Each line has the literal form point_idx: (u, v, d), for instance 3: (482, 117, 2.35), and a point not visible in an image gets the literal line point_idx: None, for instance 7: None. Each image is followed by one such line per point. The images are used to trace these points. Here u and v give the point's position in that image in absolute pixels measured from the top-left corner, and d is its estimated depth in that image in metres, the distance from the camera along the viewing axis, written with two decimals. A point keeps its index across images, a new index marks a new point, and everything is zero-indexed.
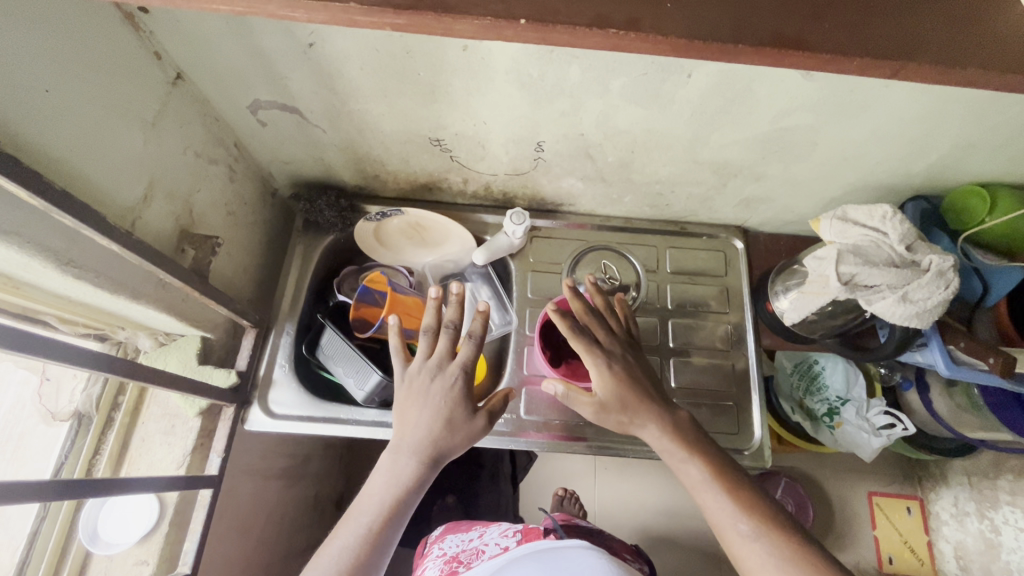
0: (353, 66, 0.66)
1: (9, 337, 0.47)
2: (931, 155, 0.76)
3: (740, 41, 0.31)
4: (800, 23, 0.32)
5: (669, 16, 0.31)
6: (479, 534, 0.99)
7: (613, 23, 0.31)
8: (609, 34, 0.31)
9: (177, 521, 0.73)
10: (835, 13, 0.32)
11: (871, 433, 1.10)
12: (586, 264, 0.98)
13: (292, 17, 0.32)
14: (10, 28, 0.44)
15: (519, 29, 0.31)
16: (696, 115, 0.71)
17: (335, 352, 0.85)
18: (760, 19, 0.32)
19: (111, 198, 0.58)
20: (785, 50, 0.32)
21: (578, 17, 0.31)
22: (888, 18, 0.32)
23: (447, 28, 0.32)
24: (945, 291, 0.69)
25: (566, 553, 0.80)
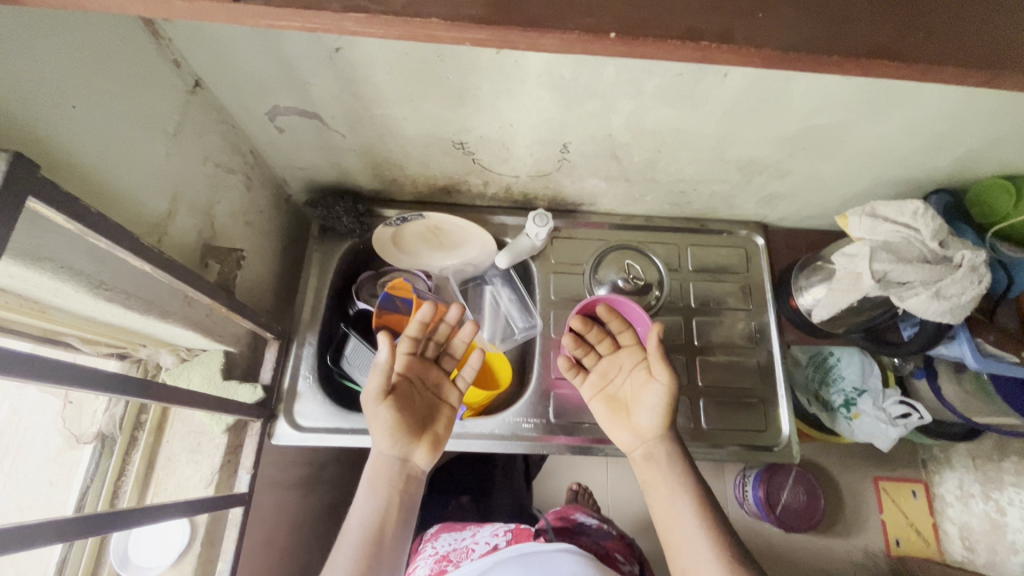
0: (380, 71, 0.64)
1: (47, 368, 0.45)
2: (958, 149, 0.76)
3: (835, 50, 0.30)
4: (898, 30, 0.31)
5: (764, 24, 0.30)
6: (472, 532, 0.98)
7: (706, 35, 0.30)
8: (701, 46, 0.30)
9: (208, 541, 0.72)
10: (932, 17, 0.31)
11: (888, 424, 1.11)
12: (609, 264, 0.95)
13: (365, 34, 0.31)
14: (38, 44, 0.42)
15: (610, 44, 0.30)
16: (728, 114, 0.70)
17: (360, 361, 0.83)
18: (856, 27, 0.31)
19: (138, 215, 0.55)
20: (881, 61, 0.31)
21: (669, 30, 0.30)
22: (978, 26, 0.31)
23: (529, 45, 0.30)
24: (978, 286, 0.70)
25: (550, 559, 0.79)
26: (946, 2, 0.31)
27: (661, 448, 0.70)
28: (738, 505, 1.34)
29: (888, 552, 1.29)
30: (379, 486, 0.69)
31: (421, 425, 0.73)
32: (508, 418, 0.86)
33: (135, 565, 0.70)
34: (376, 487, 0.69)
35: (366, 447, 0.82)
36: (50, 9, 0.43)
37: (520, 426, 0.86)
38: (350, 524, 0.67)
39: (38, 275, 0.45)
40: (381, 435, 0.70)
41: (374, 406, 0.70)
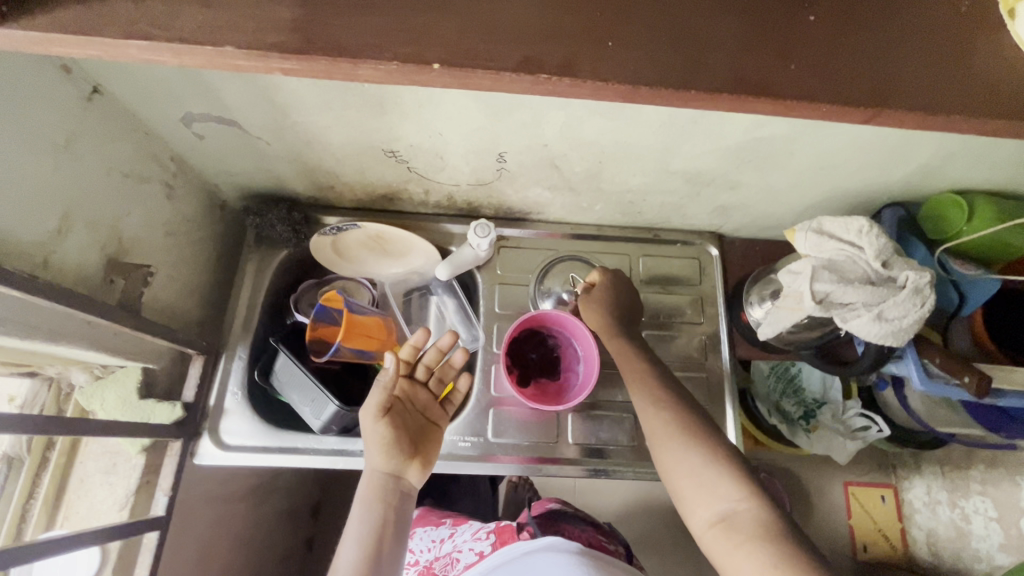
0: (290, 78, 0.60)
1: None
2: (909, 163, 0.73)
3: (691, 86, 0.30)
4: (762, 69, 0.31)
5: (616, 58, 0.30)
6: (450, 535, 0.95)
7: (544, 67, 0.29)
8: (541, 78, 0.30)
9: (122, 566, 0.69)
10: (796, 54, 0.32)
11: (846, 437, 1.12)
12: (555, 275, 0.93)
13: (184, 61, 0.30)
14: None
15: (433, 73, 0.30)
16: (664, 126, 0.67)
17: (289, 378, 0.80)
18: (713, 65, 0.31)
19: (16, 236, 0.52)
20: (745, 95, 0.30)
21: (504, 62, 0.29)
22: (821, 77, 0.32)
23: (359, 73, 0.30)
24: (921, 309, 0.67)
25: (537, 560, 0.75)
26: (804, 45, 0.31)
27: (650, 422, 0.70)
28: None
29: (854, 555, 1.26)
30: (373, 502, 0.67)
31: (416, 440, 0.72)
32: (446, 436, 0.84)
33: None
34: (368, 503, 0.66)
35: (294, 467, 0.79)
36: None
37: (458, 444, 0.83)
38: (345, 543, 0.64)
39: None
40: (374, 448, 0.69)
41: (371, 423, 0.69)
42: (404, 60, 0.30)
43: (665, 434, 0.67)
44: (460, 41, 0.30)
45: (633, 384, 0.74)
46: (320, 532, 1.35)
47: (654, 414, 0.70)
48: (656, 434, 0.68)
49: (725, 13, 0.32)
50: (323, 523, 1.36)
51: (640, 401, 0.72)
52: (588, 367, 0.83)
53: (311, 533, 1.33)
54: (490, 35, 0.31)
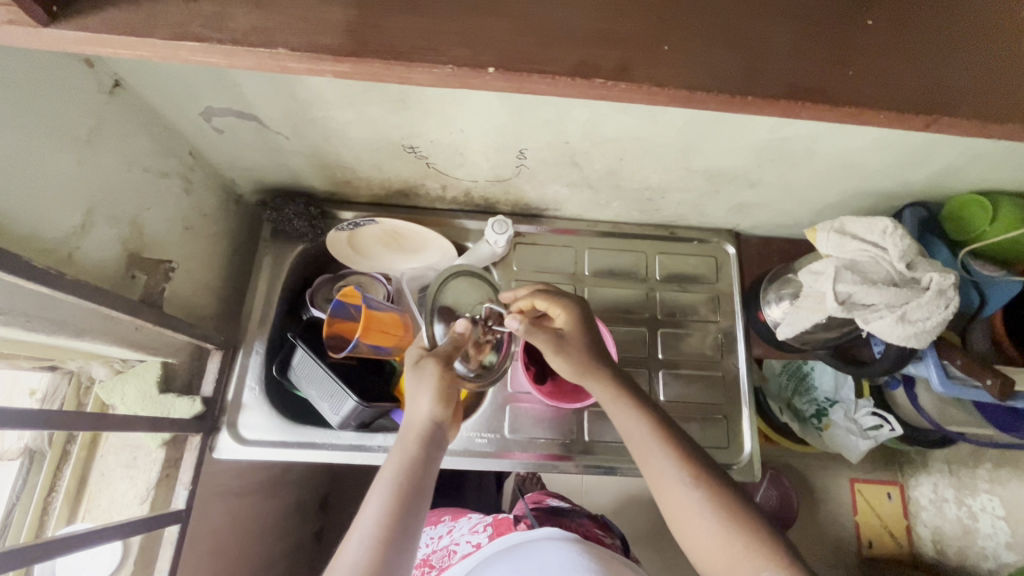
0: (314, 74, 0.60)
1: None
2: (935, 163, 0.72)
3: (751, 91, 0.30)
4: (819, 72, 0.31)
5: (672, 64, 0.30)
6: (449, 530, 0.97)
7: (603, 70, 0.30)
8: (599, 81, 0.30)
9: (144, 558, 0.70)
10: (857, 59, 0.31)
11: (859, 436, 1.09)
12: (450, 291, 0.76)
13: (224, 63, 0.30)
14: None
15: (492, 78, 0.29)
16: (688, 124, 0.66)
17: (308, 373, 0.80)
18: (774, 67, 0.31)
19: (43, 233, 0.52)
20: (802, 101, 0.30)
21: (558, 65, 0.29)
22: (870, 80, 0.32)
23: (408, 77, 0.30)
24: (946, 310, 0.67)
25: (535, 546, 0.78)
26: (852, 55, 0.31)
27: (655, 467, 0.64)
28: None
29: (859, 553, 1.25)
30: (412, 450, 0.61)
31: (460, 396, 0.68)
32: (463, 433, 0.84)
33: None
34: (408, 447, 0.61)
35: (312, 461, 0.79)
36: None
37: (475, 441, 0.83)
38: (374, 489, 0.59)
39: None
40: (425, 395, 0.63)
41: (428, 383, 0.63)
42: (458, 64, 0.30)
43: (676, 483, 0.62)
44: (512, 40, 0.30)
45: (629, 424, 0.67)
46: (328, 522, 1.36)
47: (660, 459, 0.64)
48: (666, 485, 0.63)
49: (777, 19, 0.32)
50: (332, 514, 1.37)
51: (642, 443, 0.66)
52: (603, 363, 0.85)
53: (319, 524, 1.34)
54: (543, 38, 0.30)
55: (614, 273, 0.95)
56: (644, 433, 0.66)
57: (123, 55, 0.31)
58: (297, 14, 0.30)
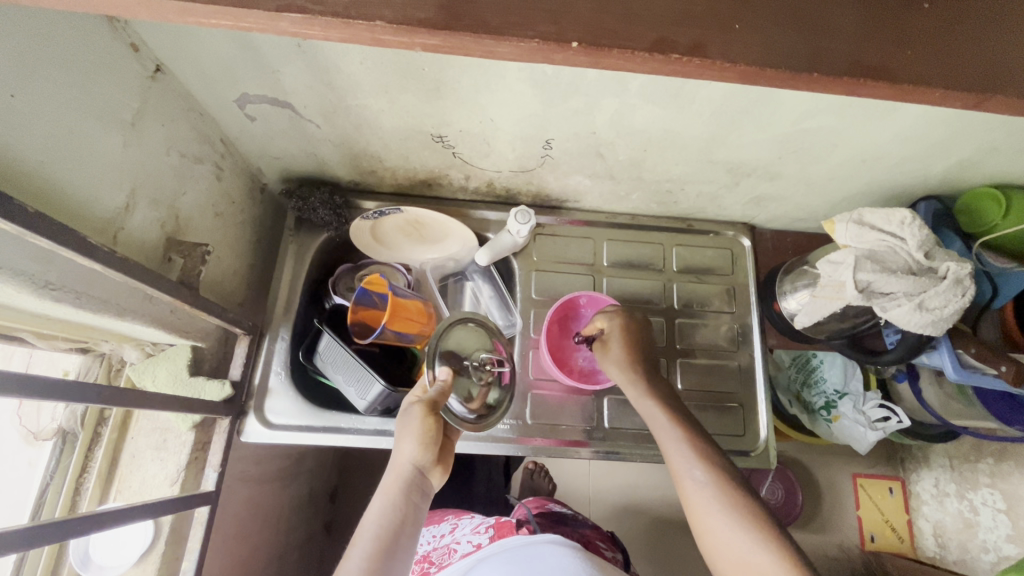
0: (352, 60, 0.61)
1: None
2: (951, 156, 0.74)
3: (815, 69, 0.32)
4: (880, 52, 0.33)
5: (739, 42, 0.32)
6: (450, 529, 0.96)
7: (679, 47, 0.31)
8: (673, 58, 0.31)
9: (174, 539, 0.71)
10: (913, 40, 0.33)
11: (867, 427, 1.08)
12: (453, 337, 0.68)
13: (309, 34, 0.32)
14: None
15: (571, 52, 0.31)
16: (714, 115, 0.68)
17: (334, 358, 0.81)
18: (836, 47, 0.33)
19: (90, 212, 0.53)
20: (863, 80, 0.32)
21: (639, 42, 0.31)
22: (927, 63, 0.33)
23: (485, 50, 0.32)
24: (962, 298, 0.68)
25: (532, 549, 0.79)
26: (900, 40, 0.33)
27: (677, 466, 0.67)
28: None
29: (862, 547, 1.28)
30: (394, 495, 0.62)
31: (444, 444, 0.68)
32: None
33: (96, 565, 0.69)
34: (392, 494, 0.61)
35: (338, 446, 0.80)
36: None
37: (497, 427, 0.85)
38: (360, 533, 0.59)
39: None
40: (411, 441, 0.63)
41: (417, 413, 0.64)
42: (544, 39, 0.31)
43: (692, 481, 0.64)
44: (587, 18, 0.32)
45: (661, 426, 0.71)
46: (339, 514, 1.37)
47: (685, 458, 0.66)
48: (685, 482, 0.65)
49: (841, 2, 0.33)
50: (342, 506, 1.38)
51: (667, 440, 0.69)
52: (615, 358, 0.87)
53: (329, 516, 1.34)
54: (624, 16, 0.32)
55: (631, 264, 0.96)
56: (672, 435, 0.69)
57: (208, 27, 0.32)
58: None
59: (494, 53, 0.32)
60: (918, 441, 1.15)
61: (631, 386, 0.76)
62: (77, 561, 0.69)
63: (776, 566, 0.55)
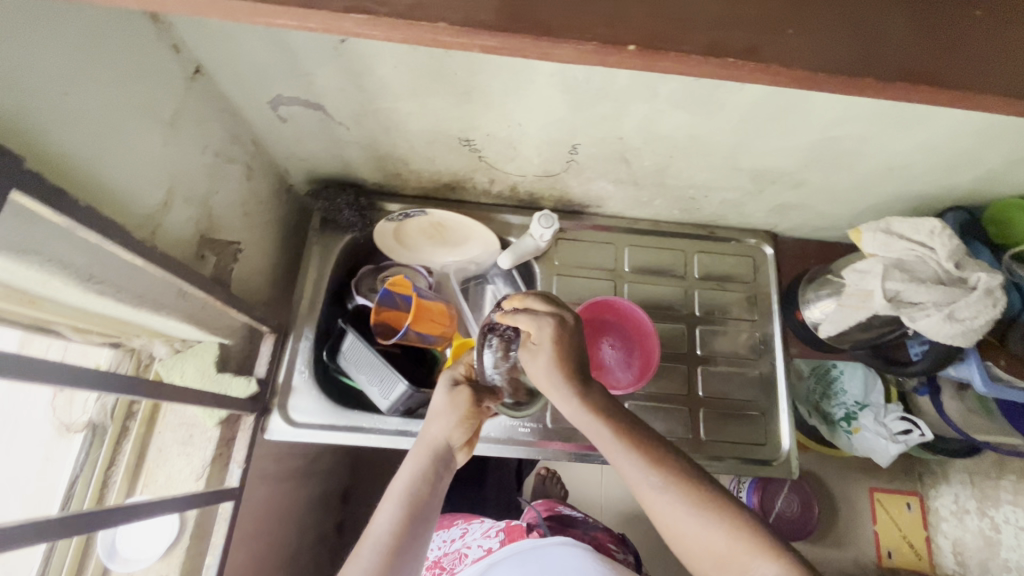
0: (386, 64, 0.62)
1: (35, 366, 0.44)
2: (981, 167, 0.74)
3: (866, 75, 0.32)
4: (928, 59, 0.33)
5: (789, 48, 0.32)
6: (461, 533, 0.95)
7: (733, 53, 0.32)
8: (724, 62, 0.32)
9: (198, 534, 0.71)
10: (963, 47, 0.33)
11: (888, 439, 1.05)
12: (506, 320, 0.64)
13: (369, 35, 0.33)
14: (40, 35, 0.42)
15: (625, 55, 0.32)
16: (742, 122, 0.68)
17: (357, 358, 0.82)
18: (885, 54, 0.33)
19: (131, 208, 0.54)
20: (913, 86, 0.33)
21: (690, 45, 0.32)
22: (976, 70, 0.33)
23: (541, 51, 0.32)
24: (992, 310, 0.68)
25: (544, 552, 0.78)
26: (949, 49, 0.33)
27: (625, 470, 0.53)
28: None
29: (879, 563, 1.21)
30: (424, 466, 0.62)
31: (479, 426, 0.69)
32: (505, 421, 0.85)
33: (123, 557, 0.70)
34: (421, 465, 0.62)
35: (360, 446, 0.81)
36: (50, 1, 0.42)
37: (517, 430, 0.85)
38: (388, 499, 0.59)
39: (26, 268, 0.44)
40: (447, 418, 0.64)
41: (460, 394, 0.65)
42: (599, 42, 0.32)
43: (647, 489, 0.51)
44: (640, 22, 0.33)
45: (604, 440, 0.55)
46: (351, 515, 1.37)
47: (608, 442, 0.54)
48: (646, 495, 0.51)
49: (892, 8, 0.33)
50: (354, 507, 1.38)
51: (611, 450, 0.54)
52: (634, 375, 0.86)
53: (342, 517, 1.34)
54: (676, 19, 0.32)
55: (652, 270, 0.96)
56: (613, 444, 0.54)
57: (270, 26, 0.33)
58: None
59: (549, 54, 0.33)
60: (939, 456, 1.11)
61: (559, 396, 0.57)
62: (103, 553, 0.70)
63: (726, 540, 0.47)
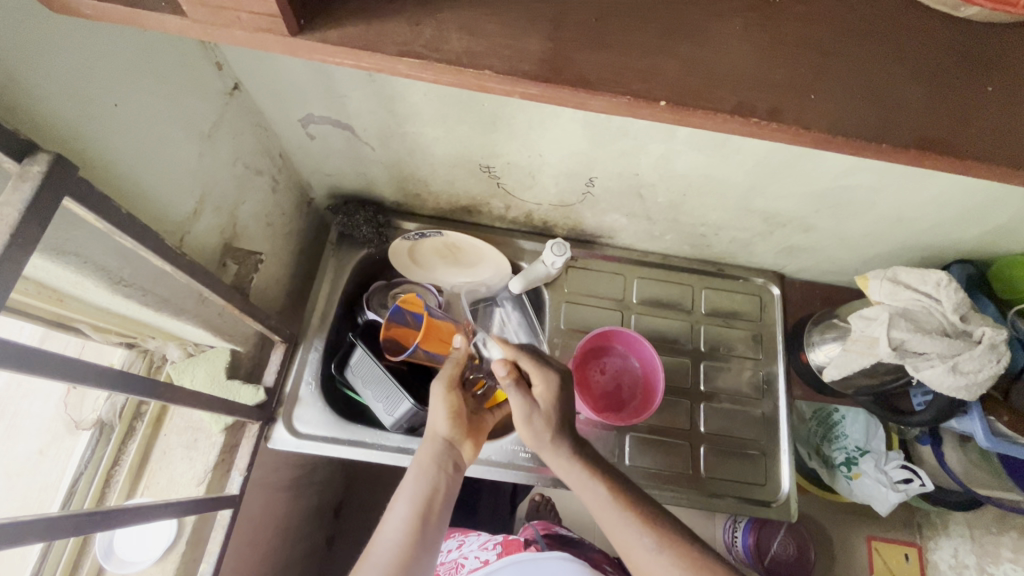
0: (417, 92, 0.65)
1: (109, 375, 0.48)
2: (988, 223, 0.76)
3: (886, 139, 0.34)
4: (944, 127, 0.35)
5: (815, 108, 0.34)
6: (459, 544, 0.93)
7: (759, 111, 0.34)
8: (754, 120, 0.34)
9: (194, 540, 0.72)
10: (978, 119, 0.35)
11: (888, 488, 1.00)
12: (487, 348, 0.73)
13: (423, 77, 0.36)
14: (99, 50, 0.44)
15: (659, 109, 0.34)
16: (756, 166, 0.70)
17: (364, 372, 0.82)
18: (905, 119, 0.35)
19: (162, 214, 0.57)
20: (933, 151, 0.34)
21: (721, 104, 0.34)
22: (985, 138, 0.35)
23: (580, 101, 0.35)
24: (997, 364, 0.68)
25: (541, 567, 0.78)
26: (959, 120, 0.35)
27: (622, 537, 0.59)
28: (725, 547, 1.20)
29: None
30: (426, 466, 0.64)
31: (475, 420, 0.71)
32: (507, 445, 0.86)
33: (117, 557, 0.70)
34: (425, 467, 0.64)
35: (360, 460, 0.81)
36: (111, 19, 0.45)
37: (518, 455, 0.85)
38: (398, 500, 0.62)
39: (61, 268, 0.46)
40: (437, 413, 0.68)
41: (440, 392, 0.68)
42: (637, 95, 0.34)
43: (643, 552, 0.57)
44: (674, 79, 0.35)
45: (599, 498, 0.61)
46: (340, 531, 1.34)
47: (605, 509, 0.60)
48: (636, 555, 0.58)
49: (907, 80, 0.36)
50: (344, 523, 1.35)
51: (600, 509, 0.61)
52: (638, 411, 0.86)
53: (333, 531, 1.32)
54: (709, 77, 0.34)
55: (660, 303, 0.98)
56: (605, 502, 0.61)
57: (333, 64, 0.37)
58: (493, 38, 0.35)
59: (587, 104, 0.35)
60: (937, 508, 1.09)
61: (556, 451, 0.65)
62: (101, 550, 0.71)
63: None
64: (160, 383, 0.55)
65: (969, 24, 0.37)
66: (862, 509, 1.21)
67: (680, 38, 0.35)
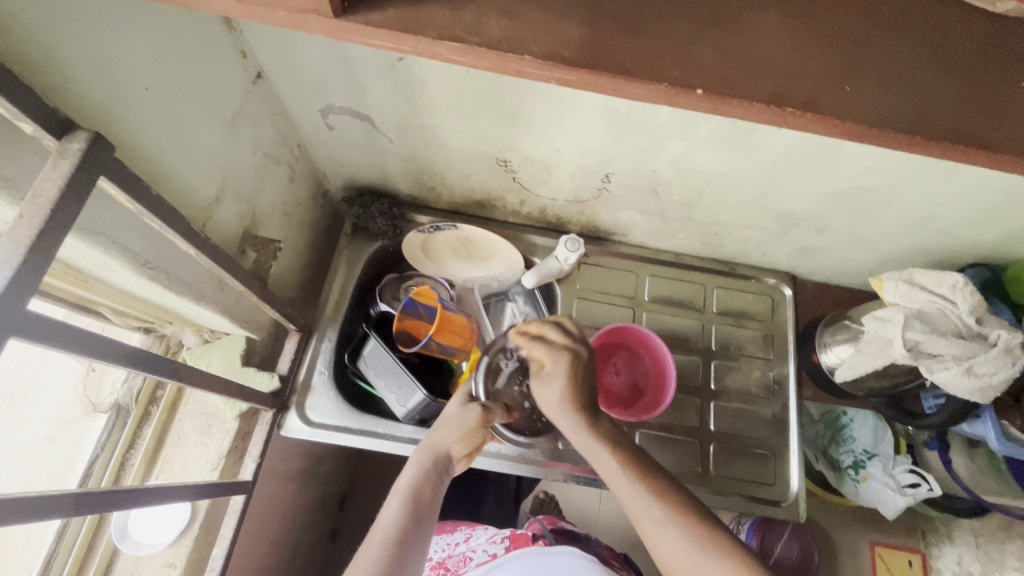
0: (438, 84, 0.65)
1: (137, 356, 0.49)
2: (1004, 227, 0.76)
3: (917, 132, 0.35)
4: (974, 122, 0.35)
5: (846, 99, 0.34)
6: (466, 537, 0.94)
7: (793, 101, 0.34)
8: (788, 110, 0.34)
9: (207, 525, 0.73)
10: (1006, 118, 0.35)
11: (895, 491, 1.00)
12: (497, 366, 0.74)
13: (459, 61, 0.36)
14: (133, 32, 0.45)
15: (692, 97, 0.34)
16: (774, 165, 0.70)
17: (377, 363, 0.83)
18: (937, 115, 0.35)
19: (186, 199, 0.57)
20: (966, 147, 0.35)
21: (755, 94, 0.34)
22: (1019, 134, 0.35)
23: (616, 89, 0.35)
24: (1012, 367, 0.68)
25: (552, 561, 0.78)
26: (989, 120, 0.35)
27: (633, 510, 0.55)
28: None
29: None
30: (422, 464, 0.62)
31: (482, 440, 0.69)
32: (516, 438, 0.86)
33: (133, 540, 0.71)
34: (421, 463, 0.62)
35: (372, 450, 0.81)
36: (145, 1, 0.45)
37: (529, 450, 0.85)
38: (392, 495, 0.60)
39: (91, 249, 0.47)
40: (451, 428, 0.65)
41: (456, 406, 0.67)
42: (671, 84, 0.34)
43: (654, 526, 0.54)
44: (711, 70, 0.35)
45: (609, 470, 0.58)
46: (345, 523, 1.34)
47: (627, 490, 0.56)
48: (647, 526, 0.54)
49: (942, 75, 0.36)
50: (349, 516, 1.35)
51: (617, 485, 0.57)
52: (653, 399, 0.87)
53: (337, 523, 1.32)
54: (745, 69, 0.35)
55: (672, 301, 0.98)
56: (617, 477, 0.57)
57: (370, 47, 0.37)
58: (531, 25, 0.35)
59: (623, 91, 0.35)
60: (943, 514, 1.08)
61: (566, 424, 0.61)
62: (115, 533, 0.71)
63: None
64: (180, 365, 0.56)
65: (999, 23, 0.37)
66: (868, 515, 1.20)
67: (716, 28, 0.36)
